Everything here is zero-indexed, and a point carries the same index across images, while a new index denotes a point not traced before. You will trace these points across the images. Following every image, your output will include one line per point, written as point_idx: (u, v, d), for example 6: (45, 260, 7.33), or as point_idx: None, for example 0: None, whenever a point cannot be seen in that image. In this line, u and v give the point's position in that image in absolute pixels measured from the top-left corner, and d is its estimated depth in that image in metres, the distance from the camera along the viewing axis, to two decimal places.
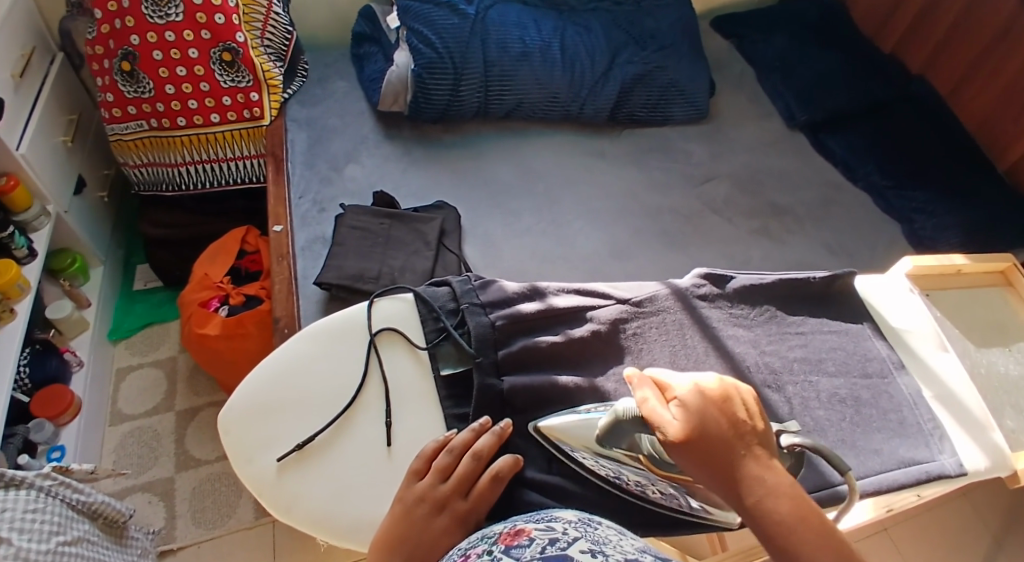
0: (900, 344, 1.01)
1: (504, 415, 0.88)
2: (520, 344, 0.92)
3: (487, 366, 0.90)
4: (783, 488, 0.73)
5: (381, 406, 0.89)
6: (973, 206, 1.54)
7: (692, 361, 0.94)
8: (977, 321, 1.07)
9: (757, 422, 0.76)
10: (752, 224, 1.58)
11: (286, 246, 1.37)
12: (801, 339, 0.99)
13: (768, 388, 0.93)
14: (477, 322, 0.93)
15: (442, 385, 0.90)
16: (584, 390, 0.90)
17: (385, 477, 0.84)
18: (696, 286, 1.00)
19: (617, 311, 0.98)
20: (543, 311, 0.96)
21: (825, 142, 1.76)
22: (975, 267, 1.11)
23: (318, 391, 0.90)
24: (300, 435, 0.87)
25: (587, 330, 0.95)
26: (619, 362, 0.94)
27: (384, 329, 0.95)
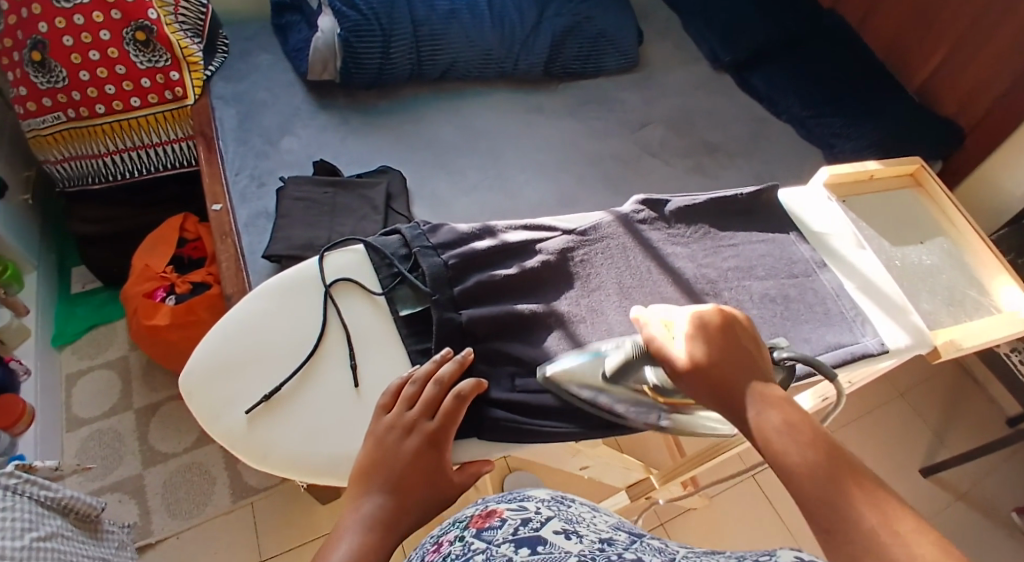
0: (821, 246, 1.07)
1: (467, 346, 0.90)
2: (475, 280, 0.95)
3: (444, 303, 0.92)
4: (776, 401, 0.74)
5: (344, 351, 0.90)
6: (889, 125, 1.63)
7: (638, 279, 0.99)
8: (893, 221, 1.13)
9: (756, 346, 0.79)
10: (687, 162, 1.64)
11: (228, 224, 1.36)
12: (734, 250, 1.04)
13: (714, 296, 0.98)
14: (430, 263, 0.94)
15: (405, 326, 0.92)
16: (541, 317, 0.94)
17: (357, 417, 0.86)
18: (637, 210, 1.04)
19: (564, 241, 1.01)
20: (495, 248, 0.98)
21: (748, 81, 1.83)
22: (886, 172, 1.18)
23: (278, 344, 0.91)
24: (264, 388, 0.88)
25: (539, 261, 0.98)
26: (570, 288, 0.98)
27: (337, 281, 0.95)
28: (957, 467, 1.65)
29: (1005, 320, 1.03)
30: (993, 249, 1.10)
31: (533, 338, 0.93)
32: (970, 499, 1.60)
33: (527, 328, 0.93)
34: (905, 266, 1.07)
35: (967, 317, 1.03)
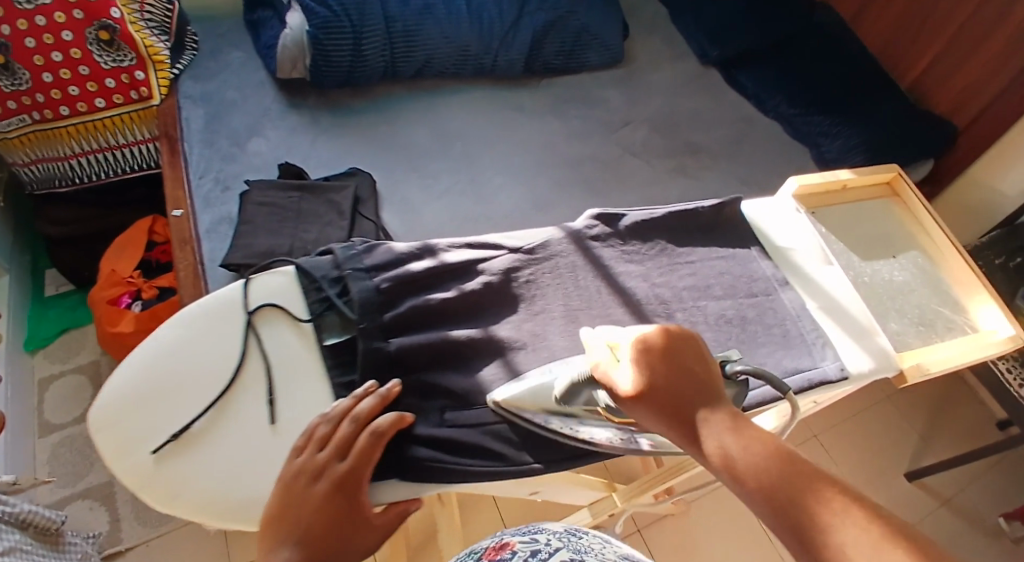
0: (785, 262, 1.02)
1: (400, 377, 0.87)
2: (409, 306, 0.90)
3: (372, 330, 0.88)
4: (730, 423, 0.68)
5: (262, 386, 0.85)
6: (879, 125, 1.57)
7: (586, 301, 0.95)
8: (864, 235, 1.08)
9: (703, 364, 0.74)
10: (668, 164, 1.59)
11: (188, 231, 1.32)
12: (689, 268, 1.00)
13: (666, 319, 0.94)
14: (361, 287, 0.90)
15: (330, 358, 0.87)
16: (480, 344, 0.90)
17: (275, 457, 0.81)
18: (589, 227, 0.99)
19: (509, 260, 0.97)
20: (433, 270, 0.94)
21: (735, 77, 1.76)
22: (860, 182, 1.13)
23: (194, 376, 0.85)
24: (175, 424, 0.82)
25: (480, 283, 0.94)
26: (512, 312, 0.94)
27: (261, 307, 0.90)
28: (943, 476, 1.61)
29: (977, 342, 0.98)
30: (971, 263, 1.05)
31: (469, 366, 0.89)
32: (955, 508, 1.56)
33: (463, 355, 0.89)
34: (874, 283, 1.03)
35: (939, 339, 0.99)
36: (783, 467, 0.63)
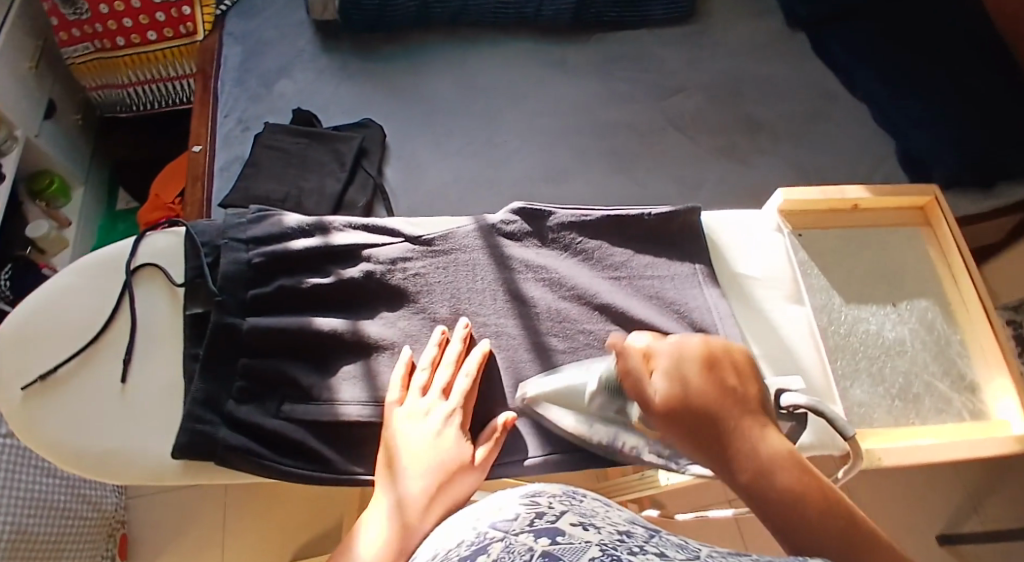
0: (740, 294, 0.74)
1: (239, 360, 0.67)
2: (275, 285, 0.70)
3: (231, 306, 0.68)
4: (795, 473, 0.48)
5: (123, 344, 0.72)
6: (999, 124, 1.22)
7: (472, 311, 0.70)
8: (863, 270, 0.79)
9: (751, 388, 0.53)
10: (716, 141, 1.33)
11: (201, 168, 1.30)
12: (611, 286, 0.72)
13: (563, 349, 0.69)
14: (228, 261, 0.70)
15: (187, 328, 0.72)
16: (342, 338, 0.68)
17: (124, 428, 0.68)
18: (501, 223, 0.73)
19: (399, 249, 0.72)
20: (313, 249, 0.71)
21: (826, 43, 1.40)
22: (880, 201, 0.81)
23: (61, 322, 0.72)
24: (38, 366, 0.70)
25: (359, 271, 0.70)
26: (393, 308, 0.70)
27: (146, 266, 0.75)
28: None
29: (970, 435, 0.71)
30: (998, 332, 0.76)
31: (326, 364, 0.68)
32: None
33: (318, 351, 0.68)
34: (852, 337, 0.76)
35: (917, 423, 0.72)
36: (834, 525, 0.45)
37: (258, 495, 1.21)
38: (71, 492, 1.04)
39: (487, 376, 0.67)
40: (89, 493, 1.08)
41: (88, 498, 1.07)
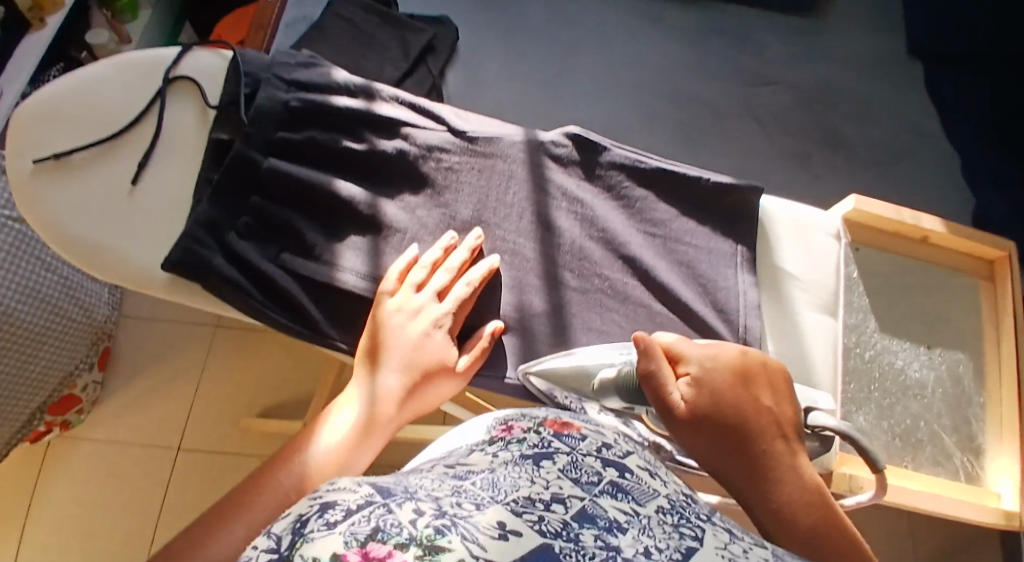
0: (773, 287, 0.70)
1: (249, 199, 0.64)
2: (305, 136, 0.67)
3: (256, 141, 0.66)
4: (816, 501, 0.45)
5: (143, 148, 0.69)
6: None
7: (495, 221, 0.66)
8: (908, 305, 0.75)
9: (783, 409, 0.51)
10: (793, 145, 1.12)
11: (268, 18, 1.21)
12: (644, 240, 0.68)
13: (574, 287, 0.65)
14: (265, 96, 0.66)
15: (208, 152, 0.69)
16: (356, 208, 0.65)
17: (123, 228, 0.66)
18: (551, 143, 0.69)
19: (439, 137, 0.68)
20: (353, 112, 0.68)
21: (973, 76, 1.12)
22: (949, 239, 0.76)
23: (87, 109, 0.69)
24: (55, 143, 0.67)
25: (393, 147, 0.67)
26: (416, 194, 0.67)
27: (185, 79, 0.72)
28: None
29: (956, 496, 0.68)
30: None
31: (336, 228, 0.65)
32: None
33: (331, 214, 0.66)
34: (873, 366, 0.71)
35: (908, 468, 0.69)
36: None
37: (247, 339, 1.20)
38: (66, 290, 1.00)
39: (490, 289, 0.64)
40: (83, 297, 1.03)
41: (80, 301, 1.03)
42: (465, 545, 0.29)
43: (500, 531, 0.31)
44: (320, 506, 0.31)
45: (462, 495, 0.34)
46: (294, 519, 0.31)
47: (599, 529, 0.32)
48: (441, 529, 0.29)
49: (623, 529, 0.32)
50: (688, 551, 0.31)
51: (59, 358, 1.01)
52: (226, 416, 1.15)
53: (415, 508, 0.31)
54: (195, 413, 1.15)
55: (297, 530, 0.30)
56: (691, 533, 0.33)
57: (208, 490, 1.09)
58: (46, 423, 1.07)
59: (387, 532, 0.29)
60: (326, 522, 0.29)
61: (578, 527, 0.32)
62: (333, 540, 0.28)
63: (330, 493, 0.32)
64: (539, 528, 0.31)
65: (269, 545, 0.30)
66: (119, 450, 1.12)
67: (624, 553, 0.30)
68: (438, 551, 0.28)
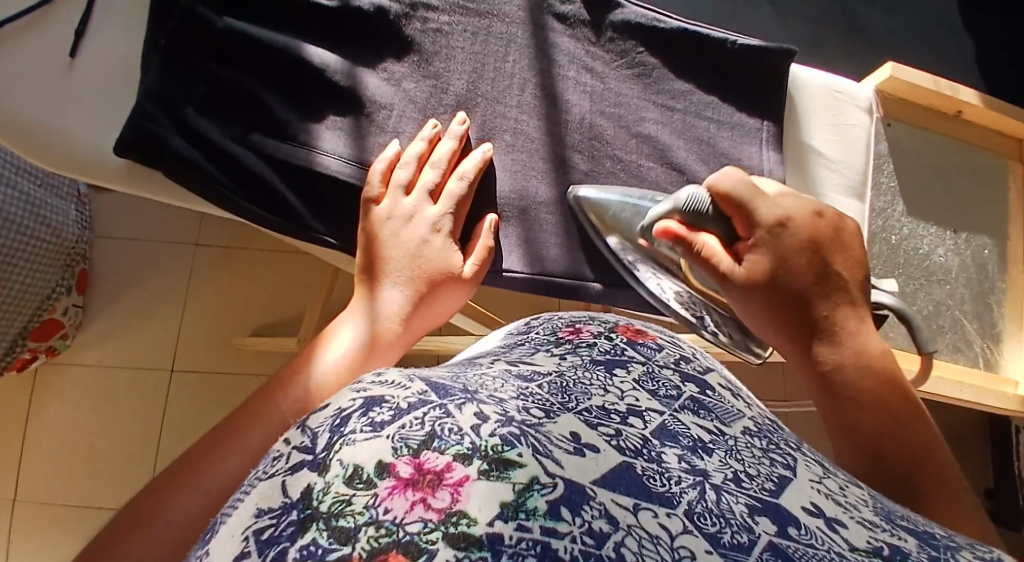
0: (796, 166, 0.64)
1: (206, 67, 0.56)
2: None
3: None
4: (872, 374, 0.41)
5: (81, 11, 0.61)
6: None
7: (494, 93, 0.57)
8: (936, 184, 0.69)
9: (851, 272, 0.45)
10: (804, 24, 1.03)
11: None
12: (662, 115, 0.60)
13: (584, 171, 0.57)
14: None
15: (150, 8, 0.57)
16: (331, 79, 0.56)
17: (66, 109, 0.58)
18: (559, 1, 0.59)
19: None
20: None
21: None
22: (985, 114, 0.69)
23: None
24: None
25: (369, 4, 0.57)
26: (400, 59, 0.57)
27: None
28: None
29: (975, 379, 0.66)
30: None
31: (306, 102, 0.57)
32: None
33: (304, 86, 0.57)
34: (899, 251, 0.66)
35: (928, 352, 0.65)
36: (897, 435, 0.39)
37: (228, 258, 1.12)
38: (29, 208, 0.90)
39: (491, 174, 0.56)
40: (50, 216, 0.93)
41: (47, 220, 0.93)
42: (538, 458, 0.25)
43: (575, 444, 0.26)
44: (367, 401, 0.26)
45: (530, 399, 0.29)
46: (334, 414, 0.26)
47: (684, 449, 0.28)
48: (511, 440, 0.25)
49: (710, 450, 0.28)
50: (784, 480, 0.28)
51: (30, 282, 0.93)
52: (217, 335, 1.10)
53: (476, 411, 0.26)
54: (184, 329, 1.10)
55: (338, 430, 0.25)
56: (784, 460, 0.29)
57: (207, 409, 1.07)
58: (30, 350, 1.01)
59: (446, 440, 0.24)
60: (371, 421, 0.25)
61: (661, 446, 0.28)
62: (379, 444, 0.24)
63: (378, 386, 0.27)
64: (618, 444, 0.27)
65: (304, 441, 0.26)
66: (110, 374, 1.08)
67: (715, 480, 0.27)
68: (508, 466, 0.24)
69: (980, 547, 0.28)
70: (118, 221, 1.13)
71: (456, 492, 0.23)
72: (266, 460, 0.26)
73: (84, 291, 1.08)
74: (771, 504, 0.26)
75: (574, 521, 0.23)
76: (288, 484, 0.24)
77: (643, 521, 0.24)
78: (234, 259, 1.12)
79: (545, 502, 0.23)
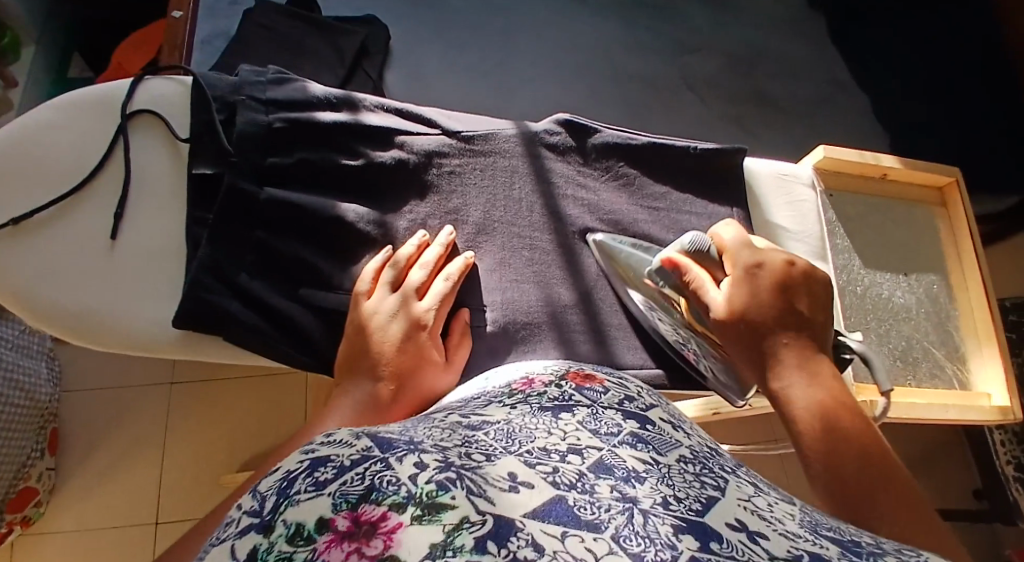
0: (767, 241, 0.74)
1: (253, 235, 0.61)
2: (296, 157, 0.64)
3: (244, 169, 0.62)
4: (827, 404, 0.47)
5: (119, 191, 0.65)
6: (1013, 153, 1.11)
7: (508, 218, 0.66)
8: (881, 236, 0.80)
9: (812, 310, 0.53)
10: (725, 109, 1.17)
11: (179, 37, 1.06)
12: (650, 215, 0.70)
13: (595, 272, 0.66)
14: (248, 120, 0.63)
15: (191, 189, 0.63)
16: (366, 228, 0.63)
17: (115, 292, 0.62)
18: (549, 133, 0.70)
19: (436, 142, 0.67)
20: (341, 125, 0.65)
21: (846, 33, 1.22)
22: (906, 174, 0.82)
23: (46, 158, 0.64)
24: (18, 208, 0.62)
25: (391, 158, 0.65)
26: (422, 201, 0.66)
27: (144, 113, 0.67)
28: None
29: (948, 400, 0.74)
30: (996, 320, 0.78)
31: (346, 252, 0.63)
32: None
33: (344, 240, 0.63)
34: (866, 299, 0.76)
35: (912, 384, 0.74)
36: (885, 497, 0.41)
37: (203, 393, 1.17)
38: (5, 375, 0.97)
39: (518, 288, 0.64)
40: (23, 379, 1.00)
41: (19, 382, 1.00)
42: (470, 498, 0.28)
43: (511, 484, 0.29)
44: (313, 461, 0.29)
45: (474, 446, 0.32)
46: (281, 477, 0.29)
47: (617, 479, 0.32)
48: (445, 484, 0.28)
49: (643, 478, 0.32)
50: (709, 501, 0.32)
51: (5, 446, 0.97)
52: (205, 473, 1.13)
53: (416, 461, 0.29)
54: (166, 475, 1.12)
55: (282, 493, 0.28)
56: (712, 482, 0.33)
57: None
58: (6, 523, 1.01)
59: (382, 491, 0.27)
60: (315, 480, 0.27)
61: (595, 478, 0.31)
62: (320, 502, 0.27)
63: (326, 445, 0.30)
64: (553, 479, 0.30)
65: (252, 505, 0.28)
66: (92, 534, 1.09)
67: (642, 503, 0.30)
68: (439, 509, 0.27)
69: (908, 552, 0.31)
70: (92, 377, 1.18)
71: (387, 539, 0.26)
72: (219, 527, 0.29)
73: (55, 453, 1.11)
74: (695, 522, 0.30)
75: (498, 552, 0.26)
76: (235, 547, 0.27)
77: (570, 548, 0.27)
78: (213, 394, 1.17)
79: (472, 538, 0.26)
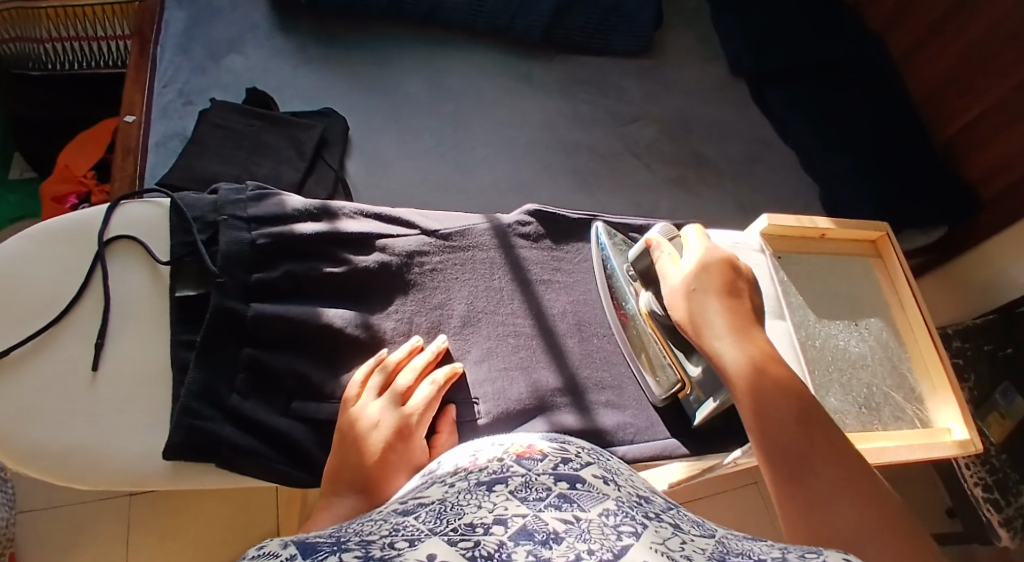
0: None
1: (243, 351, 0.63)
2: (281, 271, 0.65)
3: (232, 289, 0.63)
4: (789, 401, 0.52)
5: (95, 322, 0.63)
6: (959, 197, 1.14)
7: (490, 306, 0.70)
8: (828, 290, 0.86)
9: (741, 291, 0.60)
10: (668, 172, 1.19)
11: (131, 141, 0.97)
12: None
13: (576, 350, 0.70)
14: (231, 240, 0.64)
15: (175, 311, 0.64)
16: (355, 334, 0.65)
17: (98, 425, 0.60)
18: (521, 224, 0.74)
19: (416, 242, 0.71)
20: (323, 235, 0.67)
21: (772, 96, 1.26)
22: (843, 232, 0.89)
23: (15, 296, 0.62)
24: None
25: (375, 261, 0.68)
26: (408, 300, 0.69)
27: (121, 239, 0.66)
28: None
29: (919, 438, 0.80)
30: (943, 356, 0.85)
31: (338, 360, 0.65)
32: None
33: (334, 348, 0.65)
34: (824, 350, 0.82)
35: (879, 427, 0.79)
36: (829, 451, 0.49)
37: (169, 499, 1.14)
38: None
39: (506, 375, 0.67)
40: None
41: None
42: None
43: None
44: None
45: (402, 532, 0.35)
46: None
47: (535, 544, 0.34)
48: None
49: (560, 538, 0.35)
50: (622, 550, 0.35)
51: None
52: None
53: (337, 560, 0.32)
54: None
55: None
56: (630, 530, 0.36)
57: None
58: None
59: None
60: None
61: (514, 545, 0.34)
62: None
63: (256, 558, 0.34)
64: (471, 554, 0.33)
65: None
66: None
67: None
68: None
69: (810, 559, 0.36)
70: (48, 495, 1.13)
71: None
72: None
73: None
74: None
75: None
76: None
77: None
78: (182, 499, 1.14)
79: None
